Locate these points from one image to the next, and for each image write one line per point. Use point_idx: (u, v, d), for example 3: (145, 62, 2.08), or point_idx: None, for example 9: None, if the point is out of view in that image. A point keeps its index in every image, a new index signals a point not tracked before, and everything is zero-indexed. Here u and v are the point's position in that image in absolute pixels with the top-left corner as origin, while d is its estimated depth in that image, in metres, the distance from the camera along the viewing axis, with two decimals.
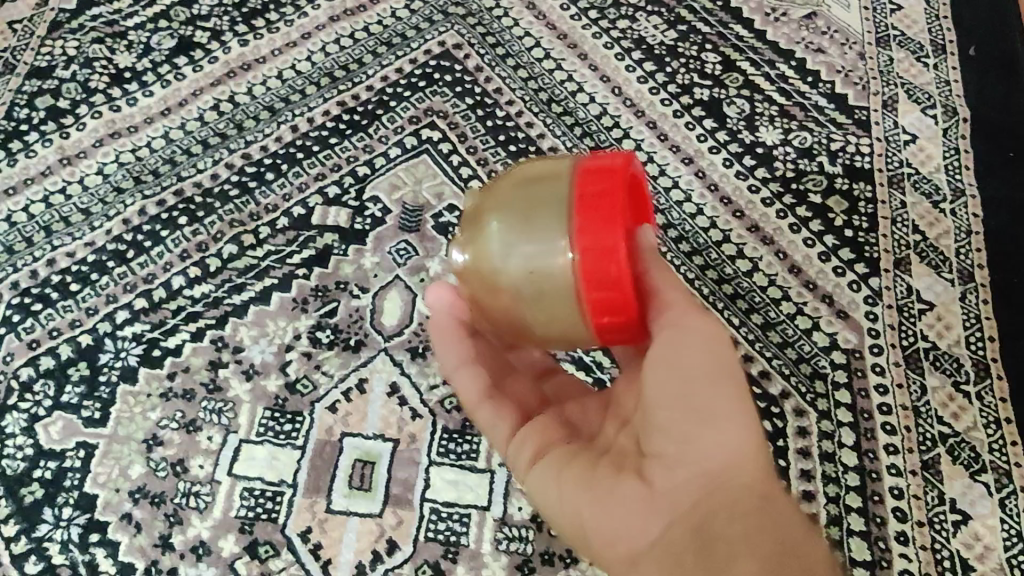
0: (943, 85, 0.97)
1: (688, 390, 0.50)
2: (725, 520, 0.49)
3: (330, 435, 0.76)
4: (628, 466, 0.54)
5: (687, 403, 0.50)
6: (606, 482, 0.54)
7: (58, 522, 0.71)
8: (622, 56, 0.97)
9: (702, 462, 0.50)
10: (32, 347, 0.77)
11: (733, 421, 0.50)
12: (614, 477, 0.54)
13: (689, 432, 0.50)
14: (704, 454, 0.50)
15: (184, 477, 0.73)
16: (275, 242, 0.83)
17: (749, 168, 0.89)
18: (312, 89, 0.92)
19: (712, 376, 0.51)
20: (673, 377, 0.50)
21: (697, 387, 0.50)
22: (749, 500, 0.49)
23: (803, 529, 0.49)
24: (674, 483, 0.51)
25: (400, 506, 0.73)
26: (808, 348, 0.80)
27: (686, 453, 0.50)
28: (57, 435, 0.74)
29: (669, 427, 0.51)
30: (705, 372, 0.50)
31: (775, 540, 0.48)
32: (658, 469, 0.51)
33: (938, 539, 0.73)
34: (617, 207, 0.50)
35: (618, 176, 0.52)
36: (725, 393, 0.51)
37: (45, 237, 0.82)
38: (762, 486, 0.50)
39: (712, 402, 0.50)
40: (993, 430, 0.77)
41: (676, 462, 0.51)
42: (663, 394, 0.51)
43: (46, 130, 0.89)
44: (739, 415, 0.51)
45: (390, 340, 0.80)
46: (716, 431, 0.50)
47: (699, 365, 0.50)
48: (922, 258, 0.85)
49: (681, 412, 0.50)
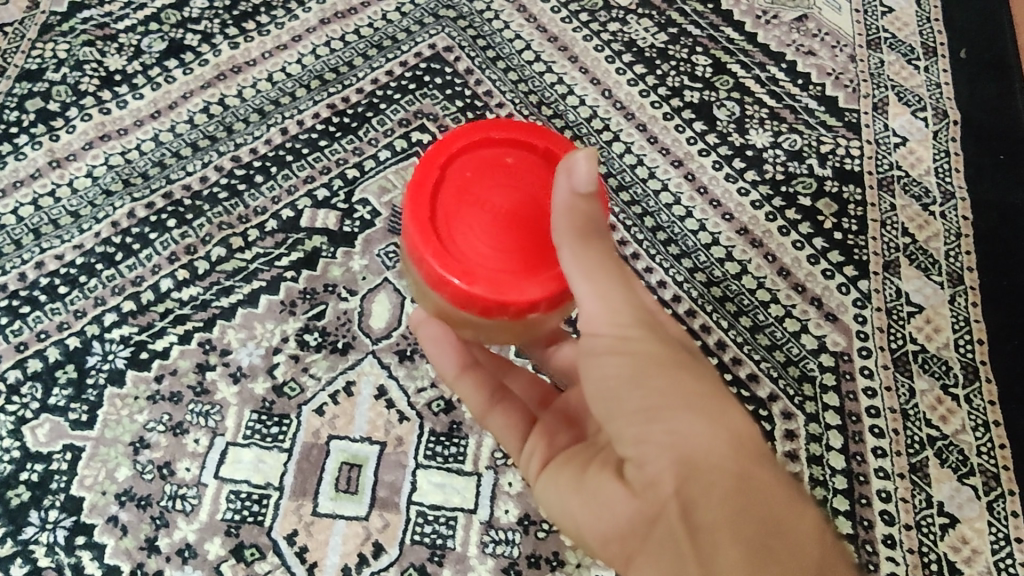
0: (934, 88, 0.97)
1: (625, 392, 0.50)
2: (703, 506, 0.46)
3: (317, 438, 0.76)
4: (614, 467, 0.52)
5: (630, 406, 0.49)
6: (591, 487, 0.52)
7: (44, 524, 0.71)
8: (612, 58, 0.97)
9: (667, 452, 0.48)
10: (19, 349, 0.77)
11: (682, 408, 0.48)
12: (599, 476, 0.52)
13: (640, 430, 0.49)
14: (662, 447, 0.48)
15: (170, 480, 0.73)
16: (264, 244, 0.83)
17: (738, 171, 0.89)
18: (302, 92, 0.92)
19: (641, 372, 0.49)
20: (607, 390, 0.51)
21: (630, 389, 0.49)
22: (724, 482, 0.47)
23: (787, 511, 0.47)
24: (649, 478, 0.48)
25: (387, 509, 0.73)
26: (796, 351, 0.80)
27: (647, 449, 0.49)
28: (44, 438, 0.74)
29: (626, 431, 0.50)
30: (635, 369, 0.50)
31: (754, 519, 0.46)
32: (632, 469, 0.50)
33: (926, 543, 0.73)
34: (432, 254, 0.54)
35: (423, 210, 0.55)
36: (668, 381, 0.49)
37: (34, 240, 0.82)
38: (734, 463, 0.47)
39: (650, 397, 0.49)
40: (981, 433, 0.77)
41: (643, 459, 0.49)
42: (607, 399, 0.51)
43: (37, 133, 0.89)
44: (689, 405, 0.49)
45: (378, 343, 0.80)
46: (665, 423, 0.48)
47: (625, 368, 0.50)
48: (911, 261, 0.85)
49: (629, 418, 0.49)
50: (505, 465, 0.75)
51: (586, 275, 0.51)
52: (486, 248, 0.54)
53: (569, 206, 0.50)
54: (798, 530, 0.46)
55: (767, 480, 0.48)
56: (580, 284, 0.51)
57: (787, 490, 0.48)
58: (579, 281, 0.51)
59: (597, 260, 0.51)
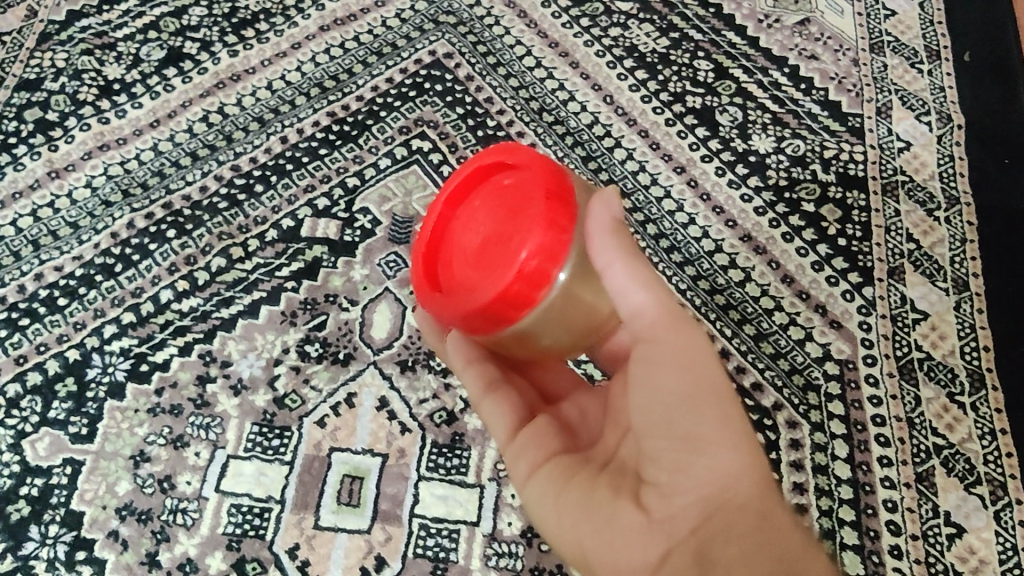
0: (937, 92, 0.96)
1: (675, 418, 0.49)
2: (722, 541, 0.48)
3: (319, 450, 0.75)
4: (627, 490, 0.52)
5: (674, 432, 0.49)
6: (603, 506, 0.52)
7: (44, 539, 0.71)
8: (613, 64, 0.96)
9: (700, 487, 0.49)
10: (19, 362, 0.77)
11: (726, 444, 0.50)
12: (611, 499, 0.52)
13: (680, 460, 0.49)
14: (697, 480, 0.49)
15: (171, 494, 0.73)
16: (264, 255, 0.83)
17: (741, 176, 0.89)
18: (302, 99, 0.92)
19: (696, 401, 0.49)
20: (653, 408, 0.50)
21: (683, 417, 0.49)
22: (747, 520, 0.49)
23: (802, 548, 0.48)
24: (673, 509, 0.49)
25: (389, 522, 0.73)
26: (801, 359, 0.79)
27: (679, 480, 0.49)
28: (44, 451, 0.74)
29: (660, 455, 0.50)
30: (688, 396, 0.49)
31: (772, 554, 0.47)
32: (655, 497, 0.50)
33: (933, 553, 0.72)
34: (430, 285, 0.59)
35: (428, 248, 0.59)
36: (712, 413, 0.49)
37: (33, 252, 0.82)
38: (761, 502, 0.50)
39: (701, 429, 0.49)
40: (988, 441, 0.77)
41: (674, 489, 0.49)
42: (648, 421, 0.50)
43: (35, 143, 0.88)
44: (729, 439, 0.50)
45: (379, 353, 0.79)
46: (707, 457, 0.49)
47: (682, 393, 0.49)
48: (916, 267, 0.85)
49: (671, 442, 0.49)
50: (508, 477, 0.74)
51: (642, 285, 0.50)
52: (468, 278, 0.56)
53: (604, 228, 0.50)
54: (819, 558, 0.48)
55: (783, 520, 0.50)
56: (636, 294, 0.50)
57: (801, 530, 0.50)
58: (627, 293, 0.50)
59: (654, 276, 0.50)
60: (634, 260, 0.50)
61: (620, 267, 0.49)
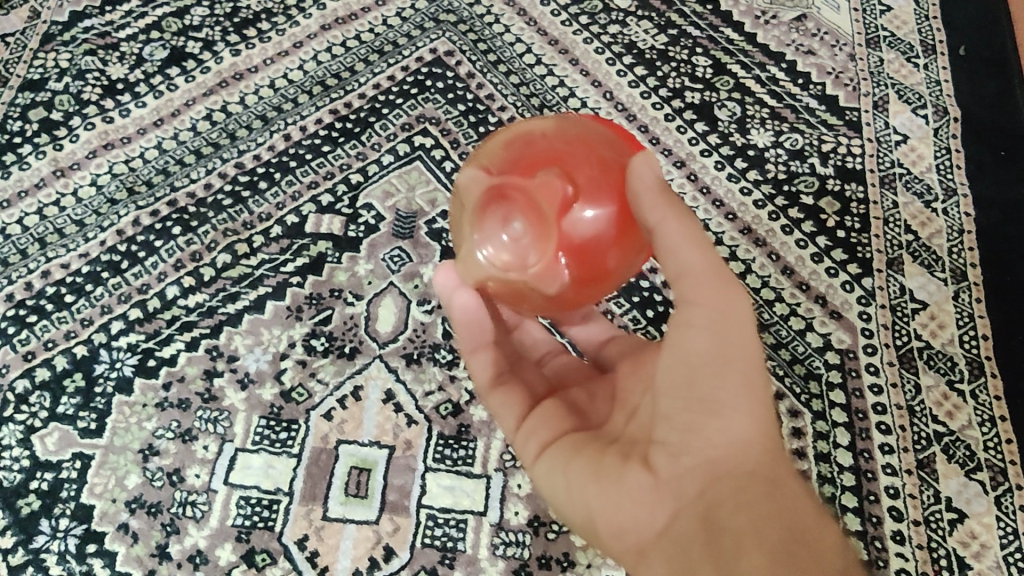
0: (934, 86, 0.97)
1: (697, 377, 0.49)
2: (730, 511, 0.48)
3: (326, 442, 0.76)
4: (636, 455, 0.52)
5: (695, 393, 0.49)
6: (613, 473, 0.52)
7: (55, 533, 0.71)
8: (613, 60, 0.97)
9: (710, 450, 0.49)
10: (27, 358, 0.78)
11: (744, 410, 0.49)
12: (620, 465, 0.52)
13: (692, 421, 0.49)
14: (708, 442, 0.49)
15: (180, 487, 0.73)
16: (269, 250, 0.84)
17: (741, 170, 0.90)
18: (304, 97, 0.93)
19: (722, 362, 0.49)
20: (680, 366, 0.49)
21: (705, 376, 0.49)
22: (756, 487, 0.48)
23: (811, 519, 0.48)
24: (679, 470, 0.49)
25: (397, 513, 0.73)
26: (802, 349, 0.80)
27: (689, 442, 0.49)
28: (53, 446, 0.74)
29: (674, 416, 0.50)
30: (716, 355, 0.49)
31: (780, 525, 0.47)
32: (663, 457, 0.50)
33: (935, 538, 0.73)
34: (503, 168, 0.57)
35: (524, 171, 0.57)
36: (735, 376, 0.49)
37: (39, 249, 0.83)
38: (770, 471, 0.49)
39: (724, 393, 0.48)
40: (988, 428, 0.78)
41: (683, 450, 0.49)
42: (672, 380, 0.50)
43: (40, 142, 0.89)
44: (748, 406, 0.49)
45: (385, 347, 0.80)
46: (722, 422, 0.49)
47: (710, 351, 0.49)
48: (914, 257, 0.86)
49: (688, 402, 0.49)
50: (514, 467, 0.75)
51: (690, 243, 0.49)
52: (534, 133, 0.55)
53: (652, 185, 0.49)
54: (826, 539, 0.48)
55: (791, 489, 0.50)
56: (685, 253, 0.49)
57: (810, 504, 0.50)
58: (682, 251, 0.49)
59: (701, 238, 0.49)
60: (685, 218, 0.49)
61: (673, 224, 0.48)
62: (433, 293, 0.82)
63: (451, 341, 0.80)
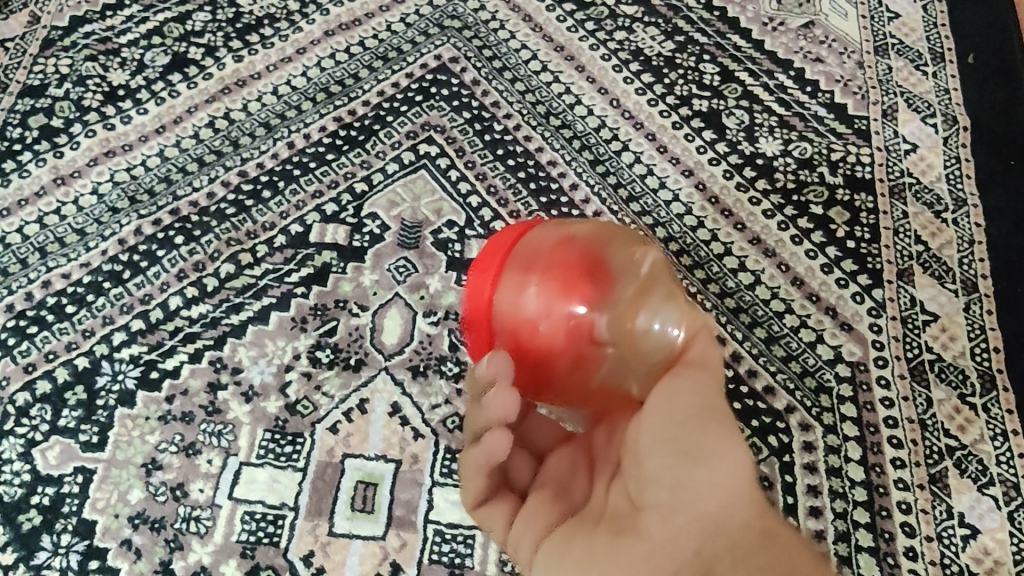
0: (943, 94, 0.96)
1: (679, 432, 0.49)
2: None
3: (331, 456, 0.74)
4: (624, 528, 0.49)
5: (676, 445, 0.49)
6: (603, 546, 0.49)
7: (57, 549, 0.70)
8: (619, 67, 0.96)
9: (702, 502, 0.47)
10: (28, 370, 0.76)
11: (727, 452, 0.48)
12: (610, 540, 0.49)
13: (680, 475, 0.48)
14: (698, 493, 0.47)
15: (183, 502, 0.72)
16: (273, 260, 0.83)
17: (749, 179, 0.89)
18: (308, 105, 0.92)
19: (704, 419, 0.49)
20: (666, 423, 0.50)
21: (688, 428, 0.49)
22: (748, 539, 0.47)
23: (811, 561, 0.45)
24: (675, 528, 0.47)
25: (404, 528, 0.72)
26: (812, 362, 0.79)
27: (680, 499, 0.47)
28: (54, 460, 0.73)
29: (660, 474, 0.48)
30: (697, 413, 0.49)
31: None
32: (655, 520, 0.48)
33: (948, 554, 0.72)
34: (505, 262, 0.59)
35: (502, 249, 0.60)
36: (715, 429, 0.49)
37: (40, 259, 0.82)
38: (759, 520, 0.48)
39: (704, 439, 0.48)
40: (1000, 442, 0.77)
41: (675, 508, 0.47)
42: (657, 442, 0.49)
43: (40, 149, 0.88)
44: (731, 451, 0.48)
45: (391, 359, 0.79)
46: (709, 466, 0.48)
47: (693, 408, 0.50)
48: (925, 269, 0.85)
49: (674, 456, 0.48)
50: None
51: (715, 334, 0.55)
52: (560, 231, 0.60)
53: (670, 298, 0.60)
54: None
55: (790, 543, 0.48)
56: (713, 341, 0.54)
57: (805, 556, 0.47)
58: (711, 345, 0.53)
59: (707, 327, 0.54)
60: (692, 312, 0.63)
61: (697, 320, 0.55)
62: (439, 304, 0.81)
63: (457, 353, 0.79)
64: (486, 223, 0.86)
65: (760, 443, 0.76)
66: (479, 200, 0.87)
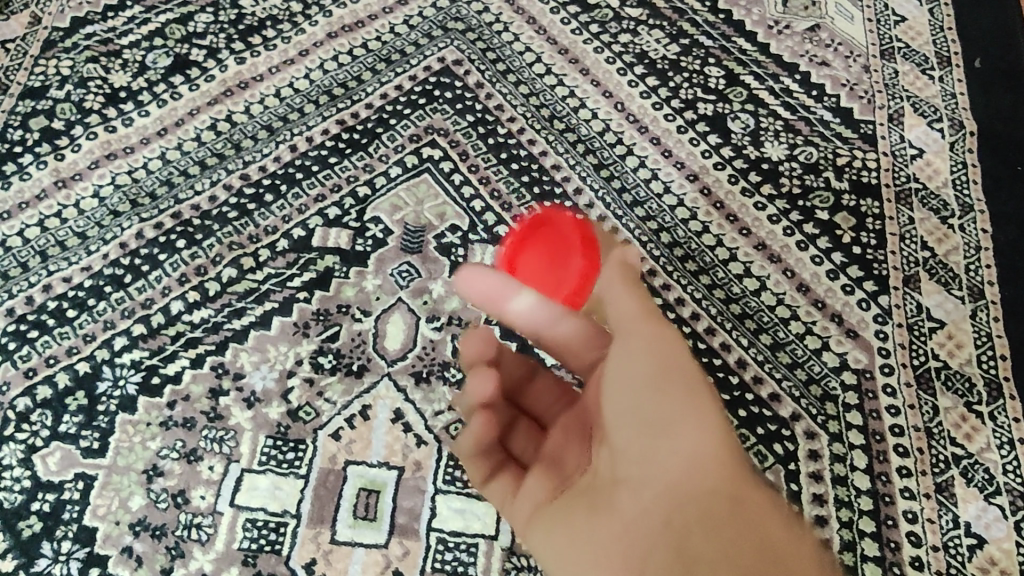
0: (949, 98, 0.96)
1: (643, 405, 0.51)
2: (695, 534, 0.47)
3: (334, 463, 0.74)
4: (599, 502, 0.52)
5: (641, 412, 0.51)
6: (582, 521, 0.52)
7: (58, 556, 0.70)
8: (624, 70, 0.96)
9: (662, 474, 0.49)
10: (28, 375, 0.76)
11: (691, 422, 0.50)
12: (587, 513, 0.52)
13: (648, 448, 0.50)
14: (661, 467, 0.49)
15: (185, 509, 0.72)
16: (276, 264, 0.82)
17: (755, 184, 0.88)
18: (311, 107, 0.91)
19: (665, 388, 0.51)
20: (625, 390, 0.53)
21: (649, 401, 0.51)
22: (716, 506, 0.47)
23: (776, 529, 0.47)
24: (642, 503, 0.49)
25: (406, 536, 0.72)
26: (818, 369, 0.79)
27: (647, 473, 0.50)
28: (55, 466, 0.73)
29: (629, 448, 0.51)
30: (658, 372, 0.52)
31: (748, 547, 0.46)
32: (625, 495, 0.50)
33: (953, 564, 0.72)
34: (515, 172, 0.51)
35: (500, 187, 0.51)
36: (681, 397, 0.51)
37: (41, 262, 0.81)
38: (729, 484, 0.48)
39: (664, 408, 0.50)
40: (1007, 451, 0.76)
41: (641, 483, 0.50)
42: (623, 417, 0.52)
43: (41, 152, 0.87)
44: (698, 418, 0.50)
45: (394, 365, 0.78)
46: (673, 438, 0.49)
47: (650, 373, 0.52)
48: (931, 275, 0.84)
49: (639, 432, 0.51)
50: None
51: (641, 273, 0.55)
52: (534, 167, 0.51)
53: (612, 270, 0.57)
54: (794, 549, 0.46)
55: (761, 505, 0.48)
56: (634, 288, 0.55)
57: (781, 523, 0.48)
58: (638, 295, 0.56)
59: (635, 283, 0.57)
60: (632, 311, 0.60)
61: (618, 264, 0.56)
62: (442, 309, 0.81)
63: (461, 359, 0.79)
64: (489, 227, 0.86)
65: (765, 450, 0.75)
66: (482, 204, 0.87)
